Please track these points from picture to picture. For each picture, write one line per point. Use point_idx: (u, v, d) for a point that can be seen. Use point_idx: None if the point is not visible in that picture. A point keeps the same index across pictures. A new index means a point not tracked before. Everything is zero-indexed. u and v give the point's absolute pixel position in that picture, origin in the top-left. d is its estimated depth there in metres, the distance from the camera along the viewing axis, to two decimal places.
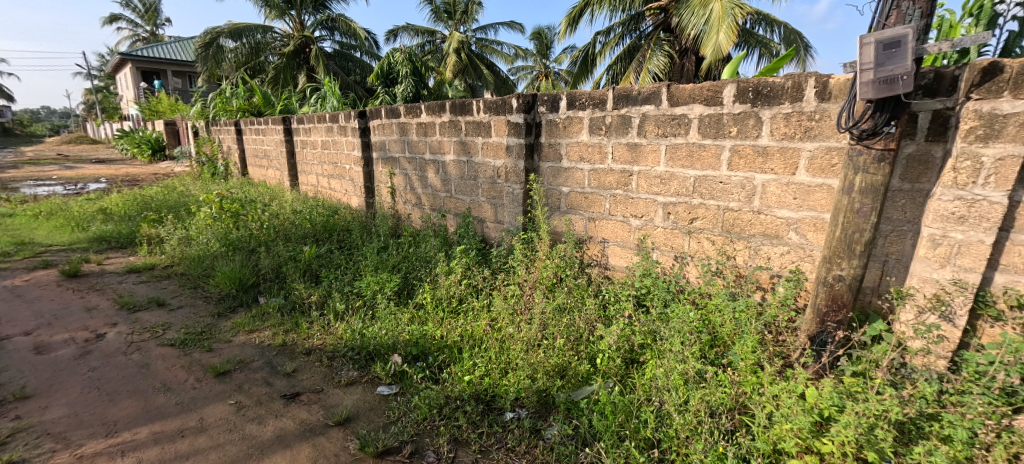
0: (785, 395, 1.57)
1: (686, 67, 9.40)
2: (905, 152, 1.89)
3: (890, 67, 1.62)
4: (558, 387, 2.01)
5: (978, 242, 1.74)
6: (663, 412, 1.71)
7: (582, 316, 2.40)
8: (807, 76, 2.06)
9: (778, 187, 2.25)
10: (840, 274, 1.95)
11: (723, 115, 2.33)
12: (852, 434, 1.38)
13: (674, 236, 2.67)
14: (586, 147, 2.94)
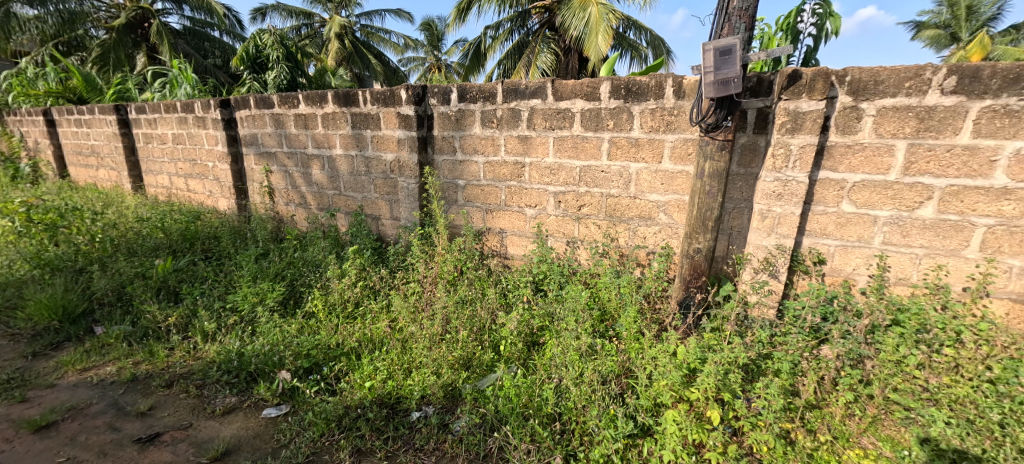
0: (661, 356, 1.80)
1: (570, 65, 9.99)
2: (740, 142, 2.29)
3: (724, 71, 1.92)
4: (463, 378, 2.03)
5: (791, 214, 2.19)
6: (562, 387, 1.84)
7: (483, 306, 2.45)
8: (666, 76, 2.34)
9: (648, 174, 2.54)
10: (698, 247, 2.29)
11: (601, 110, 2.55)
12: (712, 380, 1.64)
13: (565, 223, 2.87)
14: (479, 140, 2.97)
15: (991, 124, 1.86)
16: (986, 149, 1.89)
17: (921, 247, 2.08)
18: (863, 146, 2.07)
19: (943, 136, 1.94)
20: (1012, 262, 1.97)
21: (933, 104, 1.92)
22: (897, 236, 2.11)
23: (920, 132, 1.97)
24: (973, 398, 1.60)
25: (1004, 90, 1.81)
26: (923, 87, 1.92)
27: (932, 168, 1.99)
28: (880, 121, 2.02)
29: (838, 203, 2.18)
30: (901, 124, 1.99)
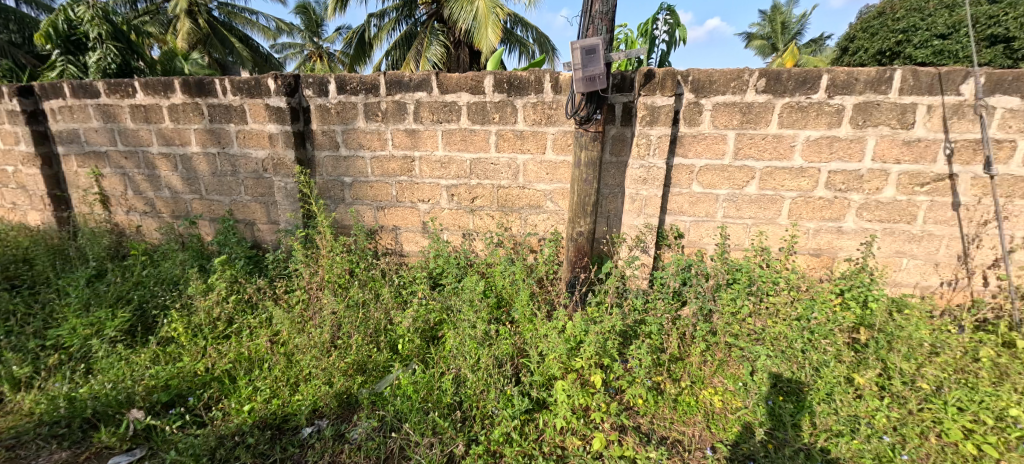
0: (551, 333, 1.93)
1: (461, 59, 9.99)
2: (611, 134, 2.52)
3: (590, 69, 2.09)
4: (358, 383, 1.95)
5: (654, 196, 2.50)
6: (461, 376, 1.87)
7: (377, 307, 2.36)
8: (544, 72, 2.48)
9: (535, 164, 2.67)
10: (580, 230, 2.48)
11: (486, 103, 2.60)
12: (593, 347, 1.82)
13: (459, 216, 2.88)
14: (363, 134, 2.82)
15: (790, 117, 2.34)
16: (788, 137, 2.38)
17: (749, 218, 2.55)
18: (705, 136, 2.45)
19: (759, 126, 2.38)
20: (808, 225, 2.52)
21: (752, 101, 2.35)
22: (733, 210, 2.55)
23: (744, 124, 2.39)
24: (784, 333, 1.99)
25: (796, 91, 2.29)
26: (744, 87, 2.33)
27: (753, 153, 2.43)
28: (716, 114, 2.40)
29: (689, 184, 2.55)
30: (730, 117, 2.39)
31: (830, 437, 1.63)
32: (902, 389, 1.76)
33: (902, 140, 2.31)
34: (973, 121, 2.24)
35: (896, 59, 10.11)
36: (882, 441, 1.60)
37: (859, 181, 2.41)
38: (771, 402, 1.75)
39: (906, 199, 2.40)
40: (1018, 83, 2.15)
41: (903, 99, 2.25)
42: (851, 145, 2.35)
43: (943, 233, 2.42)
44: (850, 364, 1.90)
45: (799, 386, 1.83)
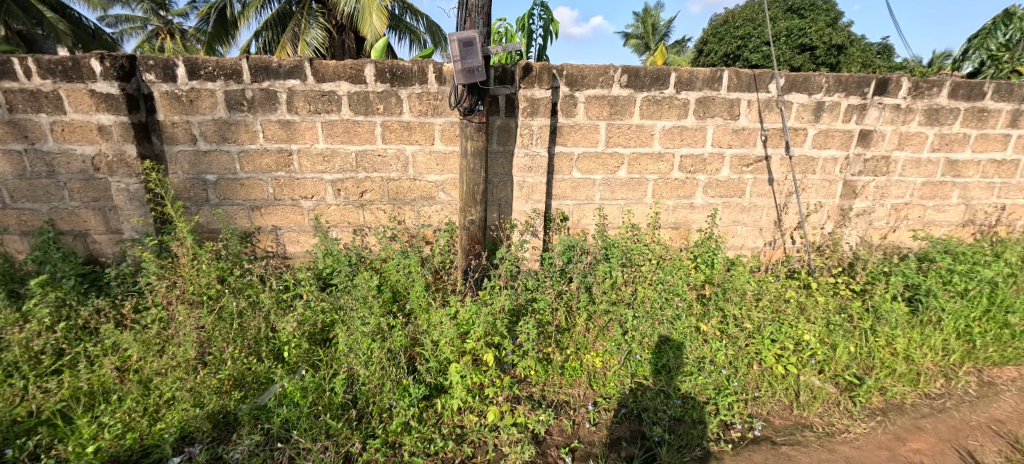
0: (444, 320, 1.97)
1: (346, 46, 9.30)
2: (496, 124, 2.61)
3: (469, 61, 2.14)
4: (236, 398, 1.79)
5: (539, 183, 2.66)
6: (354, 374, 1.82)
7: (254, 315, 2.15)
8: (427, 63, 2.47)
9: (424, 156, 2.66)
10: (472, 219, 2.52)
11: (368, 93, 2.50)
12: (483, 328, 1.90)
13: (348, 212, 2.75)
14: (226, 126, 2.52)
15: (648, 109, 2.67)
16: (648, 127, 2.71)
17: (622, 199, 2.86)
18: (580, 126, 2.67)
19: (624, 117, 2.67)
20: (668, 203, 2.91)
21: (617, 94, 2.62)
22: (608, 193, 2.83)
23: (612, 115, 2.66)
24: (645, 298, 2.27)
25: (652, 86, 2.62)
26: (610, 82, 2.59)
27: (621, 141, 2.72)
28: (588, 106, 2.63)
29: (570, 171, 2.76)
30: (600, 109, 2.64)
31: (683, 379, 1.94)
32: (734, 329, 2.16)
33: (732, 129, 2.79)
34: (778, 114, 2.80)
35: (737, 61, 11.97)
36: (720, 374, 1.95)
37: (703, 164, 2.84)
38: (639, 356, 2.02)
39: (737, 178, 2.91)
40: (806, 84, 2.74)
41: (730, 95, 2.71)
42: (696, 134, 2.76)
43: (764, 204, 2.99)
44: (697, 316, 2.28)
45: (653, 344, 2.08)
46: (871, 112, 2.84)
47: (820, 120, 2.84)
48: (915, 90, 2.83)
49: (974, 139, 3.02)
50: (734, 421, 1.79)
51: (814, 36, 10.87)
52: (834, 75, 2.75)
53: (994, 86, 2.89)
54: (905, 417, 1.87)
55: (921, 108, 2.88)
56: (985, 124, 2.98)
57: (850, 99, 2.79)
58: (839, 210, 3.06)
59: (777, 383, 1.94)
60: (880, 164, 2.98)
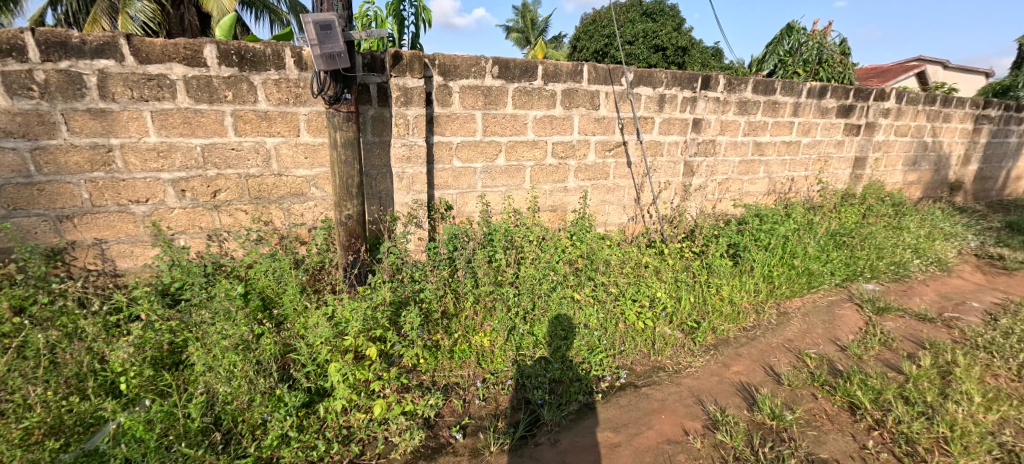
0: (320, 320, 1.85)
1: (187, 21, 7.47)
2: (369, 115, 2.47)
3: (329, 46, 1.98)
4: (52, 449, 1.43)
5: (420, 173, 2.62)
6: (213, 392, 1.62)
7: (71, 346, 1.75)
8: (283, 46, 2.26)
9: (289, 148, 2.42)
10: (349, 214, 2.35)
11: (212, 78, 2.18)
12: (359, 324, 1.82)
13: (199, 215, 2.37)
14: (9, 116, 1.97)
15: (520, 100, 2.80)
16: (521, 116, 2.84)
17: (502, 186, 2.96)
18: (457, 115, 2.69)
19: (498, 107, 2.76)
20: (544, 187, 3.10)
21: (490, 84, 2.69)
22: (489, 180, 2.91)
23: (486, 105, 2.73)
24: (527, 276, 2.47)
25: (522, 77, 2.75)
26: (482, 72, 2.65)
27: (497, 130, 2.81)
28: (463, 96, 2.66)
29: (450, 160, 2.77)
30: (475, 98, 2.69)
31: (562, 344, 2.15)
32: (603, 294, 2.49)
33: (594, 118, 3.07)
34: (630, 104, 3.16)
35: (605, 58, 13.12)
36: (592, 335, 2.22)
37: (573, 150, 3.09)
38: (521, 329, 2.19)
39: (602, 162, 3.23)
40: (650, 78, 3.14)
41: (591, 87, 2.98)
42: (564, 122, 2.99)
43: (625, 184, 3.37)
44: (572, 286, 2.54)
45: (534, 315, 2.31)
46: (700, 103, 3.38)
47: (664, 110, 3.29)
48: (729, 86, 3.44)
49: (771, 125, 3.79)
50: (604, 375, 2.05)
51: (664, 38, 12.37)
52: (671, 71, 3.20)
53: (781, 84, 3.65)
54: (731, 348, 2.31)
55: (734, 100, 3.52)
56: (778, 113, 3.76)
57: (684, 93, 3.29)
58: (683, 187, 3.59)
59: (638, 336, 2.28)
60: (709, 147, 3.57)
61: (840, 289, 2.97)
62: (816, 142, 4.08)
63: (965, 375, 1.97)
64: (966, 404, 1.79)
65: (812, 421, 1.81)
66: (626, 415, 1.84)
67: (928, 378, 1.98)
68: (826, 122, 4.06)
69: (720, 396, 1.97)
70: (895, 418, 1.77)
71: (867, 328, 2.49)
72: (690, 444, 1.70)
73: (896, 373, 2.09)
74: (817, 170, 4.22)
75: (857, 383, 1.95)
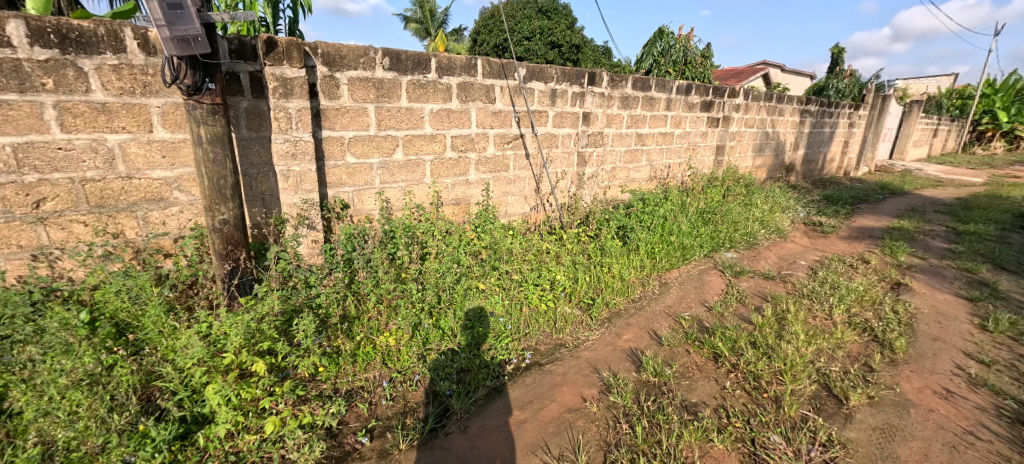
0: (190, 340, 1.63)
1: None
2: (241, 107, 2.21)
3: (181, 28, 1.72)
4: None
5: (309, 170, 2.41)
6: (51, 440, 1.39)
7: None
8: (121, 25, 1.91)
9: (138, 146, 2.06)
10: (224, 219, 2.05)
11: (22, 62, 1.78)
12: (238, 338, 1.64)
13: (20, 229, 1.93)
14: None
15: (414, 93, 2.74)
16: (417, 110, 2.78)
17: (402, 181, 2.86)
18: (347, 108, 2.53)
19: (392, 100, 2.67)
20: (446, 181, 3.07)
21: (381, 77, 2.59)
22: (388, 176, 2.79)
23: (379, 98, 2.62)
24: (431, 270, 2.47)
25: (415, 70, 2.69)
26: (372, 64, 2.54)
27: (393, 124, 2.71)
28: (352, 88, 2.51)
29: (343, 156, 2.59)
30: (366, 90, 2.56)
31: (468, 330, 2.28)
32: (507, 281, 2.62)
33: (491, 112, 3.12)
34: (524, 98, 3.27)
35: (504, 53, 13.37)
36: (497, 322, 2.36)
37: (471, 143, 3.11)
38: (425, 324, 2.22)
39: (501, 154, 3.30)
40: (542, 74, 3.29)
41: (486, 82, 3.03)
42: (461, 116, 2.99)
43: (524, 176, 3.48)
44: (477, 276, 2.62)
45: (440, 308, 2.34)
46: (588, 98, 3.63)
47: (556, 104, 3.47)
48: (612, 82, 3.74)
49: (649, 118, 4.21)
50: (510, 358, 2.20)
51: (559, 36, 12.92)
52: (560, 68, 3.39)
53: (655, 81, 4.07)
54: (621, 320, 2.59)
55: (618, 96, 3.84)
56: (654, 108, 4.19)
57: (573, 88, 3.50)
58: (578, 176, 3.83)
59: (541, 318, 2.49)
60: (597, 138, 3.86)
61: (707, 259, 3.44)
62: (685, 133, 4.64)
63: (796, 319, 2.43)
64: (794, 341, 2.21)
65: (685, 373, 2.09)
66: (531, 393, 1.98)
67: (770, 325, 2.40)
68: (693, 115, 4.62)
69: (612, 362, 2.19)
70: (746, 361, 2.11)
71: (727, 289, 2.91)
72: (587, 409, 1.88)
73: (748, 323, 2.49)
74: (688, 157, 4.79)
75: (720, 336, 2.28)
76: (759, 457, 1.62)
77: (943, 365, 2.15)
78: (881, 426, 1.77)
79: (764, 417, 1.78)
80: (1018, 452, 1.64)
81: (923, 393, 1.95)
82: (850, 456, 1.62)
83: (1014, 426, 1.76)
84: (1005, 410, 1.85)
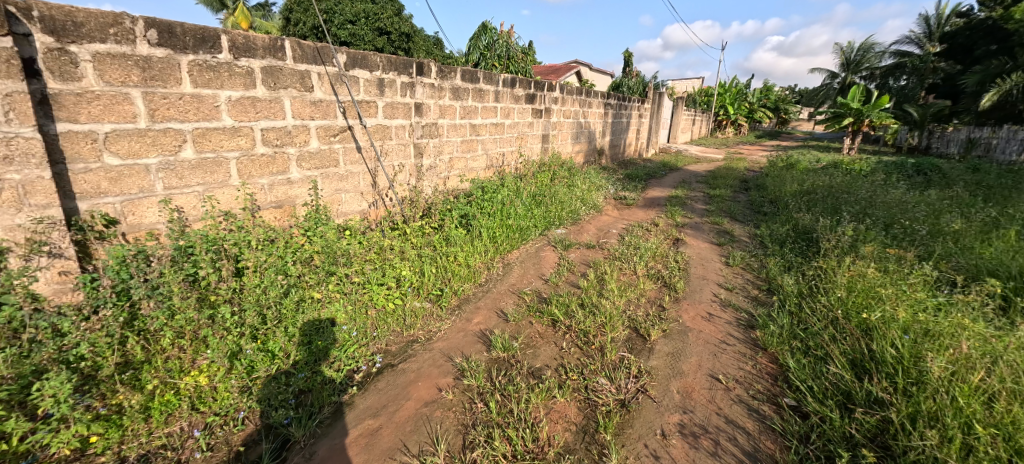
0: None
1: None
2: None
3: None
4: None
5: (38, 178, 1.77)
6: None
7: None
8: None
9: None
10: None
11: None
12: None
13: None
14: None
15: (202, 76, 2.26)
16: (208, 97, 2.31)
17: (199, 185, 2.35)
18: (96, 94, 1.96)
19: (169, 85, 2.16)
20: (261, 181, 2.64)
21: (147, 54, 2.07)
22: (174, 179, 2.26)
23: (147, 81, 2.09)
24: (249, 285, 2.14)
25: (198, 48, 2.23)
26: (130, 36, 2.01)
27: (174, 114, 2.20)
28: (101, 67, 1.95)
29: (98, 156, 2.01)
30: (124, 71, 2.01)
31: (303, 346, 2.08)
32: (347, 286, 2.46)
33: (309, 101, 2.80)
34: (347, 87, 3.03)
35: (325, 37, 12.22)
36: (340, 331, 2.21)
37: (289, 136, 2.74)
38: (247, 350, 1.92)
39: (327, 148, 2.99)
40: (365, 62, 3.10)
41: (298, 67, 2.70)
42: (271, 105, 2.61)
43: (358, 171, 3.23)
44: (311, 284, 2.37)
45: (266, 328, 2.06)
46: (418, 89, 3.56)
47: (384, 94, 3.31)
48: (441, 73, 3.75)
49: (481, 109, 4.37)
50: (359, 365, 2.08)
51: (386, 22, 12.34)
52: (385, 56, 3.24)
53: (483, 74, 4.22)
54: (470, 304, 2.66)
55: (448, 87, 3.87)
56: (484, 100, 4.36)
57: (401, 78, 3.39)
58: (416, 168, 3.75)
59: (389, 318, 2.41)
60: (432, 129, 3.83)
61: (541, 237, 3.78)
62: (515, 123, 4.96)
63: (611, 279, 2.86)
64: (611, 298, 2.61)
65: (529, 343, 2.27)
66: (384, 397, 1.91)
67: (593, 287, 2.77)
68: (519, 107, 4.97)
69: (464, 348, 2.24)
70: (577, 321, 2.40)
71: (559, 262, 3.25)
72: (443, 398, 1.88)
73: (577, 289, 2.84)
74: (519, 145, 5.15)
75: (556, 304, 2.54)
76: (592, 401, 1.86)
77: (706, 296, 2.80)
78: (673, 351, 2.21)
79: (594, 365, 2.05)
80: (750, 348, 2.25)
81: (696, 319, 2.51)
82: (653, 380, 1.99)
83: (748, 331, 2.41)
84: (743, 320, 2.51)
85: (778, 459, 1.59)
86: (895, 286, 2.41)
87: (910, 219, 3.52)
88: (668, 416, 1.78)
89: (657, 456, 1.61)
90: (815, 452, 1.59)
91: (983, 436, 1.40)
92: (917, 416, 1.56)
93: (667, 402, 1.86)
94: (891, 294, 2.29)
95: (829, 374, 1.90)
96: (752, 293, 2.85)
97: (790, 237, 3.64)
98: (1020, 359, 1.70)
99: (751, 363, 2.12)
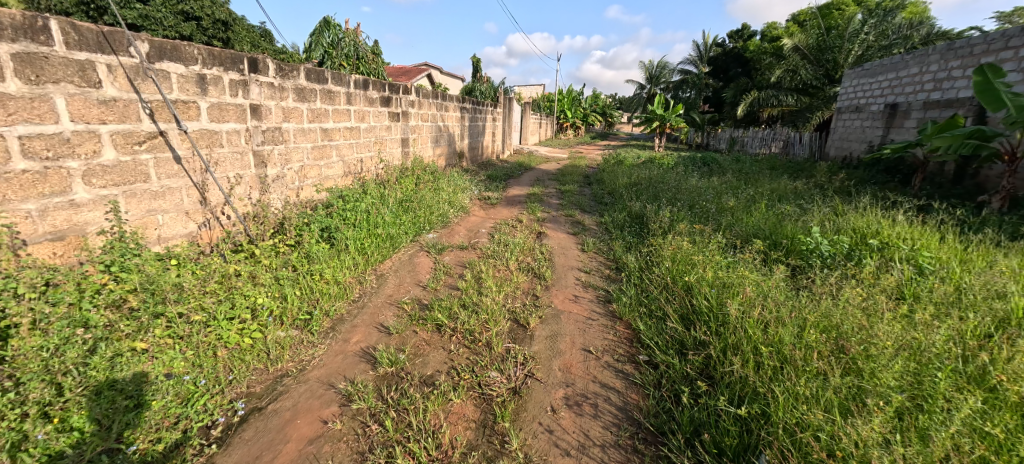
0: None
1: None
2: None
3: None
4: None
5: None
6: None
7: None
8: None
9: None
10: None
11: None
12: None
13: None
14: None
15: None
16: None
17: None
18: None
19: None
20: (26, 206, 2.03)
21: None
22: None
23: None
24: (25, 350, 1.60)
25: None
26: None
27: None
28: None
29: None
30: None
31: (130, 415, 1.63)
32: (184, 327, 2.03)
33: (96, 100, 2.22)
34: (155, 84, 2.49)
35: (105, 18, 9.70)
36: (183, 381, 1.83)
37: (67, 146, 2.14)
38: (40, 435, 1.47)
39: (130, 159, 2.40)
40: (177, 53, 2.58)
41: (75, 55, 2.12)
42: (34, 105, 2.02)
43: (179, 185, 2.66)
44: (129, 334, 1.90)
45: (63, 401, 1.57)
46: (253, 88, 3.13)
47: (208, 94, 2.80)
48: (280, 71, 3.36)
49: (331, 113, 4.04)
50: (215, 418, 1.77)
51: (195, 6, 10.41)
52: (204, 47, 2.75)
53: (331, 74, 3.92)
54: (346, 324, 2.48)
55: (290, 87, 3.49)
56: (335, 102, 4.05)
57: (229, 75, 2.92)
58: (258, 179, 3.27)
59: (246, 354, 2.09)
60: (275, 134, 3.41)
61: (413, 244, 3.71)
62: (370, 127, 4.72)
63: (487, 276, 2.98)
64: (490, 295, 2.73)
65: (417, 352, 2.23)
66: (257, 446, 1.67)
67: (471, 287, 2.85)
68: (374, 111, 4.75)
69: (345, 372, 2.08)
70: (461, 322, 2.44)
71: (434, 266, 3.25)
72: (330, 431, 1.73)
73: (457, 291, 2.88)
74: (378, 151, 4.93)
75: (438, 309, 2.55)
76: (486, 396, 1.93)
77: (571, 280, 3.13)
78: (551, 334, 2.43)
79: (483, 362, 2.13)
80: (610, 320, 2.60)
81: (564, 301, 2.80)
82: (537, 364, 2.15)
83: (605, 306, 2.78)
84: (602, 296, 2.89)
85: (643, 406, 1.89)
86: (702, 252, 3.05)
87: (705, 200, 4.48)
88: (555, 393, 1.96)
89: (551, 430, 1.76)
90: (667, 392, 1.94)
91: (764, 353, 1.85)
92: (726, 348, 2.01)
93: (552, 380, 2.05)
94: (701, 259, 2.90)
95: (669, 329, 2.33)
96: (604, 272, 3.29)
97: (627, 222, 4.29)
98: (777, 293, 2.34)
99: (612, 332, 2.46)
